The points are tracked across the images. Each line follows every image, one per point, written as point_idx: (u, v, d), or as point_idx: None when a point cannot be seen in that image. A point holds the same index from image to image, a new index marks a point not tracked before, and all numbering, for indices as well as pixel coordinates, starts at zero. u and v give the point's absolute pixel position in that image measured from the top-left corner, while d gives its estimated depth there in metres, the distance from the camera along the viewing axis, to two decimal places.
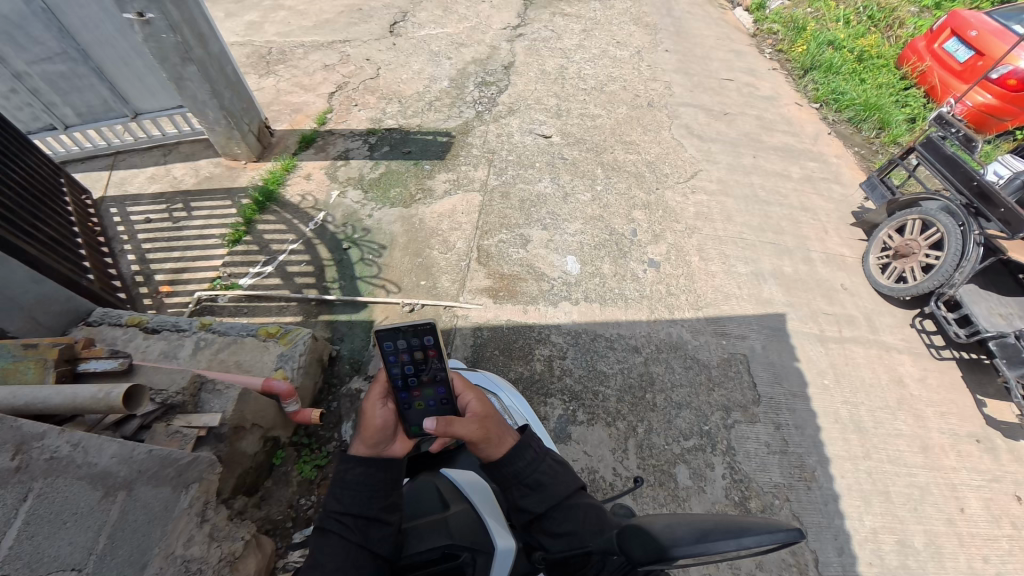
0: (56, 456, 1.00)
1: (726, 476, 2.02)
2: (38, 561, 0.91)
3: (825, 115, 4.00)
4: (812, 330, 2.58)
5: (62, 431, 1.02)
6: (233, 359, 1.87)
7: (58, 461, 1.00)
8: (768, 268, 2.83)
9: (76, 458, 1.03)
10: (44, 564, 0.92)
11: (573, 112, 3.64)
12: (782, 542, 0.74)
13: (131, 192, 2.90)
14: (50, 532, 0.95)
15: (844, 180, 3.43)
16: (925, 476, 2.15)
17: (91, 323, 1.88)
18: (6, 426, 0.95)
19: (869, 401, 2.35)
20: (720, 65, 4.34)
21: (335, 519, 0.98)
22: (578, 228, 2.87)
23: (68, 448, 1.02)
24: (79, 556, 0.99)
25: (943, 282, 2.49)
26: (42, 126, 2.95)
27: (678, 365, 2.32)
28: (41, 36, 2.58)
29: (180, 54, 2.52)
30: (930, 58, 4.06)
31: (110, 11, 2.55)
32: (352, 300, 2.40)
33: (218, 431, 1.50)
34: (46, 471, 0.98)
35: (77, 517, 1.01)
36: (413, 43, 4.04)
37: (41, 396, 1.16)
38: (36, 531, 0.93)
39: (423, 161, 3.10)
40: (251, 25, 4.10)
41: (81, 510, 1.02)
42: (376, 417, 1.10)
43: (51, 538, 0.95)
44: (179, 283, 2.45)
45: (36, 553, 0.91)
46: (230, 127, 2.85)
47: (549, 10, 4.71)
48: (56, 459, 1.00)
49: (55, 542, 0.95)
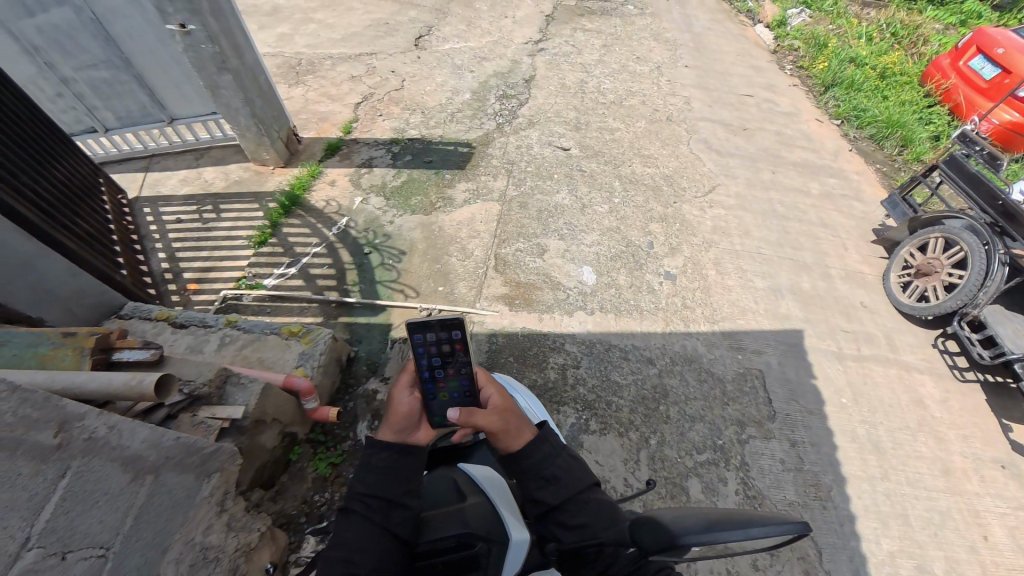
0: (93, 437, 1.02)
1: (739, 491, 2.00)
2: (70, 538, 0.95)
3: (846, 131, 3.97)
4: (830, 347, 2.55)
5: (100, 412, 1.04)
6: (255, 355, 1.94)
7: (94, 442, 1.02)
8: (786, 283, 2.81)
9: (110, 440, 1.06)
10: (74, 541, 0.96)
11: (592, 125, 3.69)
12: (792, 534, 0.75)
13: (163, 193, 3.04)
14: (82, 510, 0.98)
15: (865, 197, 3.40)
16: (946, 500, 2.09)
17: (122, 315, 1.97)
18: (51, 404, 0.96)
19: (888, 421, 2.31)
20: (739, 81, 4.36)
21: (359, 501, 1.02)
22: (595, 239, 2.90)
23: (105, 430, 1.04)
24: (107, 535, 1.04)
25: (966, 302, 2.43)
26: (84, 129, 3.14)
27: (692, 377, 2.32)
28: (89, 45, 2.75)
29: (217, 64, 2.65)
30: (955, 75, 4.02)
31: (155, 23, 2.71)
32: (371, 303, 2.46)
33: (240, 423, 1.56)
34: (83, 451, 1.00)
35: (108, 497, 1.04)
36: (437, 56, 4.17)
37: (76, 381, 1.20)
38: (71, 507, 0.96)
39: (444, 170, 3.18)
40: (282, 38, 4.28)
41: (111, 491, 1.05)
42: (403, 403, 1.17)
43: (83, 516, 0.99)
44: (206, 281, 2.55)
45: (69, 529, 0.95)
46: (260, 133, 2.97)
47: (569, 25, 4.81)
48: (93, 440, 1.02)
49: (86, 520, 0.99)
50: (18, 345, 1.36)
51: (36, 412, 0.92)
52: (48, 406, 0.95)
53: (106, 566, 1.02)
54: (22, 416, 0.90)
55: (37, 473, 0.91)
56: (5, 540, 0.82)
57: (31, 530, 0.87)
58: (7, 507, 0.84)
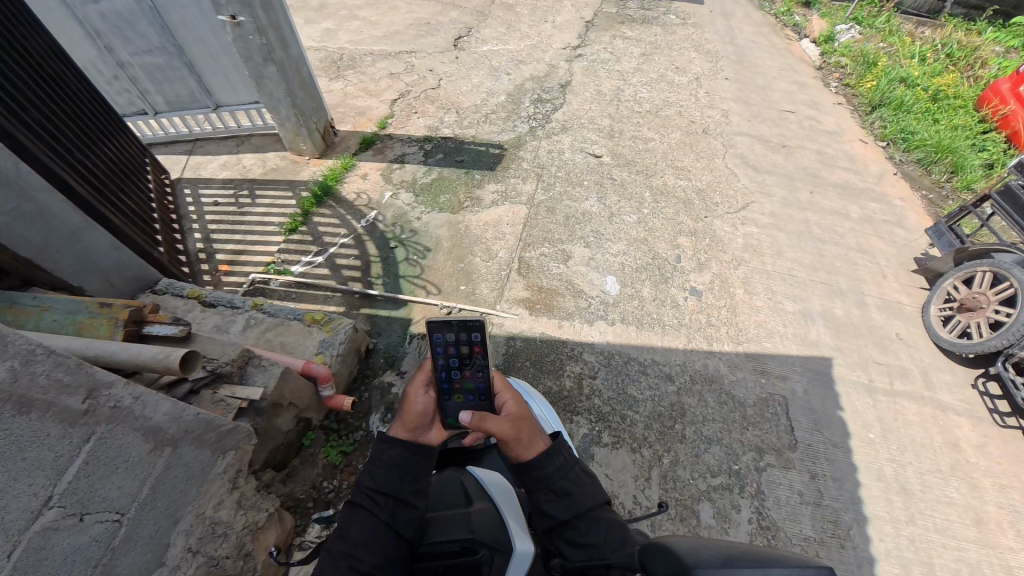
0: (118, 406, 1.04)
1: (752, 520, 1.92)
2: (89, 500, 0.99)
3: (891, 154, 3.81)
4: (860, 379, 2.44)
5: (127, 383, 1.06)
6: (278, 340, 1.98)
7: (119, 411, 1.05)
8: (817, 308, 2.72)
9: (135, 409, 1.08)
10: (94, 504, 1.00)
11: (626, 134, 3.66)
12: None
13: (204, 176, 3.16)
14: (103, 475, 1.02)
15: (908, 225, 3.24)
16: (977, 553, 1.95)
17: (157, 291, 2.05)
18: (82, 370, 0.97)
19: (917, 462, 2.19)
20: (781, 96, 4.24)
21: (367, 496, 1.05)
22: (621, 249, 2.87)
23: (129, 400, 1.06)
24: (124, 501, 1.08)
25: (1013, 342, 2.28)
26: (136, 111, 3.31)
27: (711, 399, 2.25)
28: (146, 32, 2.89)
29: (264, 55, 2.72)
30: (1015, 101, 3.80)
31: (207, 13, 2.82)
32: (393, 297, 2.50)
33: (258, 405, 1.59)
34: (109, 418, 1.03)
35: (128, 465, 1.08)
36: (475, 57, 4.21)
37: (109, 349, 1.24)
38: (92, 472, 1.00)
39: (474, 171, 3.20)
40: (327, 33, 4.41)
41: (131, 459, 1.09)
42: (418, 402, 1.18)
43: (104, 481, 1.03)
44: (237, 263, 2.64)
45: (89, 492, 0.99)
46: (299, 124, 3.05)
47: (609, 32, 4.79)
48: (118, 408, 1.04)
49: (106, 484, 1.03)
50: (60, 312, 1.44)
51: (69, 377, 0.94)
52: (79, 371, 0.96)
53: (120, 531, 1.06)
54: (55, 380, 0.92)
55: (64, 435, 0.94)
56: (28, 497, 0.86)
57: (53, 489, 0.91)
58: (34, 466, 0.88)
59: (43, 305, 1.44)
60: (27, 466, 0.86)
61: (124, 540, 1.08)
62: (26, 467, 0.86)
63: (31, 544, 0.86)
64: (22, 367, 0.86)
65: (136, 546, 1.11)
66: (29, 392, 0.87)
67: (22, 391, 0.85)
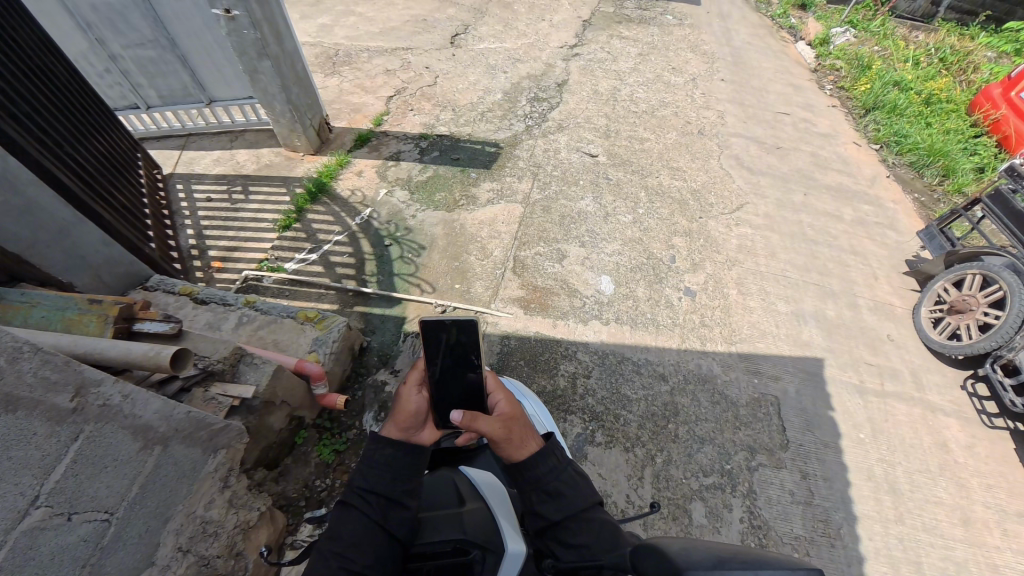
0: (108, 404, 1.03)
1: (744, 519, 1.94)
2: (77, 500, 0.98)
3: (884, 156, 3.84)
4: (851, 379, 2.46)
5: (116, 380, 1.04)
6: (271, 337, 1.96)
7: (109, 408, 1.03)
8: (809, 309, 2.74)
9: (124, 408, 1.07)
10: (82, 503, 0.99)
11: (622, 134, 3.66)
12: None
13: (197, 171, 3.13)
14: (91, 474, 1.01)
15: (900, 227, 3.27)
16: (963, 552, 1.98)
17: (148, 288, 2.02)
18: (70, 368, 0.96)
19: (907, 462, 2.21)
20: (777, 98, 4.27)
21: (360, 496, 1.04)
22: (616, 248, 2.87)
23: (119, 398, 1.05)
24: (113, 500, 1.06)
25: (1001, 344, 2.30)
26: (128, 105, 3.28)
27: (704, 399, 2.26)
28: (139, 25, 2.85)
29: (258, 49, 2.69)
30: (1006, 106, 3.81)
31: (201, 7, 2.78)
32: (387, 295, 2.49)
33: (250, 403, 1.58)
34: (97, 416, 1.01)
35: (117, 463, 1.07)
36: (472, 55, 4.20)
37: (100, 347, 1.23)
38: (80, 470, 0.98)
39: (470, 169, 3.19)
40: (323, 28, 4.38)
41: (122, 457, 1.08)
42: (410, 402, 1.17)
43: (93, 480, 1.01)
44: (230, 260, 2.61)
45: (77, 492, 0.97)
46: (294, 120, 3.02)
47: (607, 32, 4.79)
48: (108, 406, 1.03)
49: (95, 484, 1.02)
50: (48, 308, 1.40)
51: (57, 375, 0.93)
52: (67, 369, 0.95)
53: (108, 530, 1.05)
54: (42, 377, 0.90)
55: (52, 434, 0.92)
56: (15, 497, 0.85)
57: (40, 489, 0.90)
58: (20, 465, 0.86)
59: (31, 300, 1.41)
60: (13, 465, 0.85)
61: (113, 540, 1.06)
62: (12, 466, 0.85)
63: (17, 544, 0.85)
64: (8, 365, 0.85)
65: (124, 547, 1.09)
66: (17, 390, 0.86)
67: (9, 389, 0.84)
